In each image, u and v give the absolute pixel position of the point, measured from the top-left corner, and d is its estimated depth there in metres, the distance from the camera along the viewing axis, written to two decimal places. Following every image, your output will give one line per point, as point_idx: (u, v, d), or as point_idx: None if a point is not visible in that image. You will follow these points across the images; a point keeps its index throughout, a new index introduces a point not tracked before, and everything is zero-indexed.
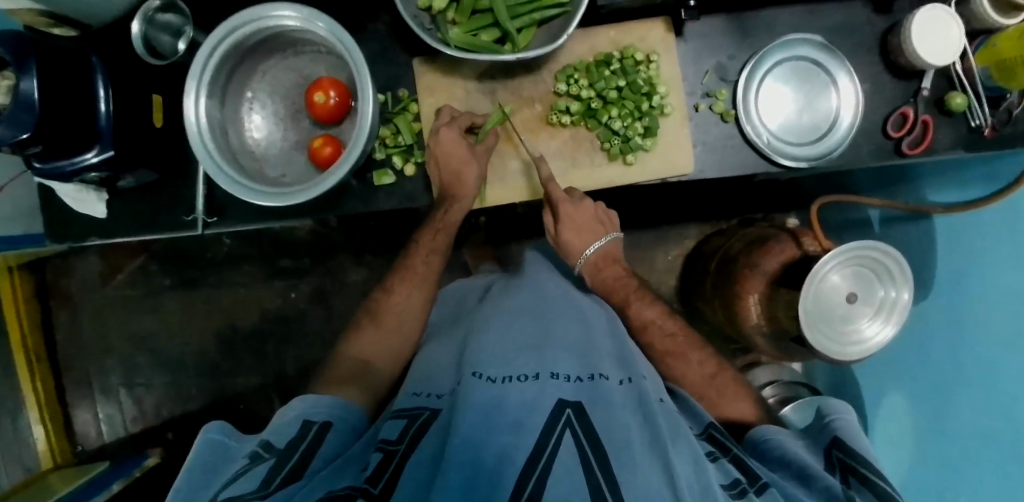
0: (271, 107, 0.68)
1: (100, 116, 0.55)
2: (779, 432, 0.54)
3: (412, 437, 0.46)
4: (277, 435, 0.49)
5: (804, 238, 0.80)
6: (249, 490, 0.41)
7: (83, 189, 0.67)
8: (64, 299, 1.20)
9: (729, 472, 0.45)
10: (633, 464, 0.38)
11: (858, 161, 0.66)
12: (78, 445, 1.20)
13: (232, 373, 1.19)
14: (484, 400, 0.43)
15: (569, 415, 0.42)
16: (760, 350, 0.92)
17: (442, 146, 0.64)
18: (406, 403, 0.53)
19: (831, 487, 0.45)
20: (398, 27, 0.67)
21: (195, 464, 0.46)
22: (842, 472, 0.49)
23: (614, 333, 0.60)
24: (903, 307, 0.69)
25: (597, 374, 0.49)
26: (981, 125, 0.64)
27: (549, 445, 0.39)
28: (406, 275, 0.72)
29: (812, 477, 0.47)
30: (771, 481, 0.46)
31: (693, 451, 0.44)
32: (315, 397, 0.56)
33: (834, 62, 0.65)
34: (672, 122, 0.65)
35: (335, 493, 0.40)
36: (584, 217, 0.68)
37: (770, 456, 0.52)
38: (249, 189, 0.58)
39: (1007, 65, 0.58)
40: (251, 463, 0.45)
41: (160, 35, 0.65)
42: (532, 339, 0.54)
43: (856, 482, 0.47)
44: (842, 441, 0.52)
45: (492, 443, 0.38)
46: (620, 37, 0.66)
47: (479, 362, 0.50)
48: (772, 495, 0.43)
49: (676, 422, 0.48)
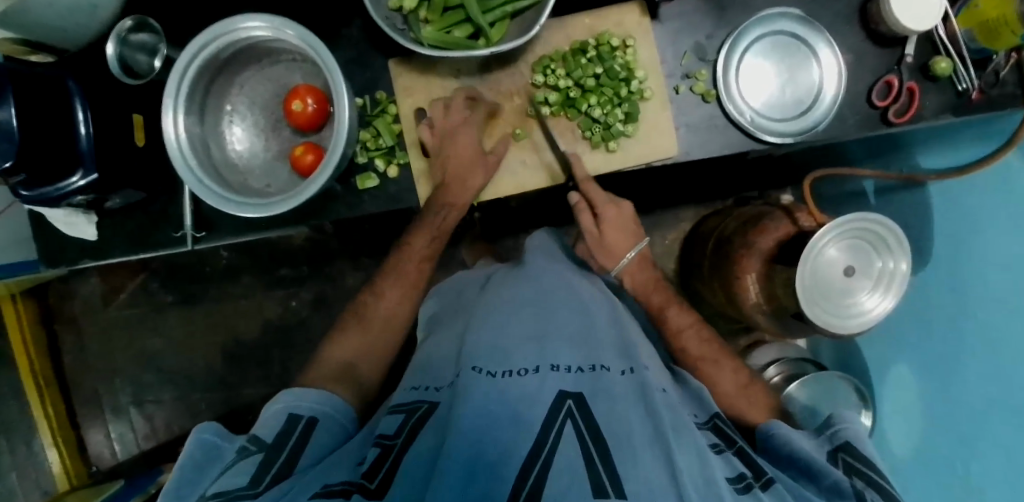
0: (251, 119, 0.68)
1: (81, 139, 0.56)
2: (788, 428, 0.53)
3: (410, 431, 0.46)
4: (262, 429, 0.50)
5: (798, 214, 0.80)
6: (239, 485, 0.41)
7: (73, 213, 0.67)
8: (68, 322, 1.21)
9: (734, 465, 0.44)
10: (635, 459, 0.38)
11: (846, 133, 0.66)
12: (93, 466, 1.22)
13: (239, 385, 1.20)
14: (485, 393, 0.43)
15: (570, 406, 0.42)
16: (761, 328, 0.92)
17: None
18: (403, 398, 0.53)
19: (838, 482, 0.44)
20: (372, 29, 0.67)
21: (183, 463, 0.46)
22: (846, 472, 0.46)
23: (613, 323, 0.59)
24: (902, 276, 0.68)
25: (598, 365, 0.49)
26: (969, 89, 0.63)
27: (549, 440, 0.39)
28: (400, 278, 0.72)
29: (818, 473, 0.45)
30: (777, 477, 0.45)
31: (696, 444, 0.43)
32: (302, 391, 0.56)
33: (813, 34, 0.64)
34: (652, 106, 0.65)
35: (332, 489, 0.39)
36: (623, 222, 0.70)
37: (778, 452, 0.51)
38: (237, 201, 0.58)
39: (991, 27, 0.57)
40: (239, 458, 0.45)
41: (136, 55, 0.66)
42: (531, 331, 0.53)
43: (861, 483, 0.44)
44: (851, 445, 0.49)
45: (493, 438, 0.38)
46: (596, 23, 0.65)
47: (478, 354, 0.50)
48: (778, 490, 0.42)
49: (676, 415, 0.47)
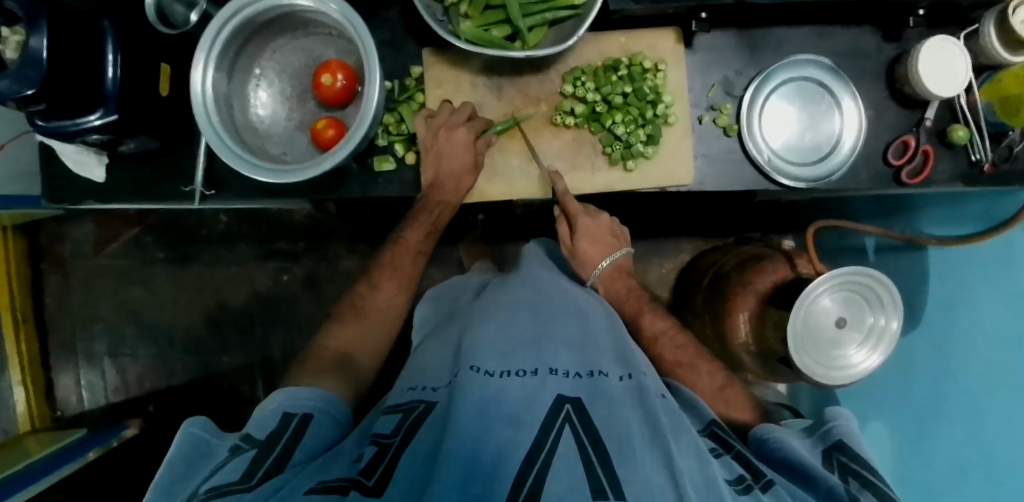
0: (278, 85, 0.68)
1: (107, 80, 0.55)
2: (780, 431, 0.54)
3: (407, 431, 0.45)
4: (255, 427, 0.50)
5: (798, 260, 0.81)
6: (233, 479, 0.41)
7: (83, 151, 0.66)
8: (56, 263, 1.19)
9: (733, 468, 0.45)
10: (634, 459, 0.39)
11: (857, 186, 0.67)
12: (57, 411, 1.19)
13: (218, 351, 1.19)
14: (482, 395, 0.43)
15: (568, 411, 0.42)
16: (746, 368, 0.92)
17: (454, 153, 0.64)
18: (401, 398, 0.54)
19: (835, 489, 0.45)
20: (411, 15, 0.67)
21: (174, 457, 0.47)
22: (843, 474, 0.49)
23: (613, 329, 0.59)
24: (891, 335, 0.69)
25: (597, 370, 0.49)
26: (981, 160, 0.64)
27: (548, 441, 0.39)
28: (401, 270, 0.72)
29: (814, 478, 0.47)
30: (776, 478, 0.46)
31: (694, 447, 0.43)
32: (297, 388, 0.55)
33: (839, 84, 0.65)
34: (674, 132, 0.66)
35: (329, 485, 0.41)
36: (601, 230, 0.71)
37: (772, 456, 0.51)
38: (248, 161, 0.58)
39: (1012, 103, 0.58)
40: (231, 456, 0.45)
41: (174, 5, 0.64)
42: (530, 334, 0.54)
43: (857, 485, 0.47)
44: (845, 444, 0.52)
45: (489, 439, 0.39)
46: (631, 43, 0.66)
47: (476, 357, 0.50)
48: (778, 492, 0.43)
49: (676, 419, 0.47)
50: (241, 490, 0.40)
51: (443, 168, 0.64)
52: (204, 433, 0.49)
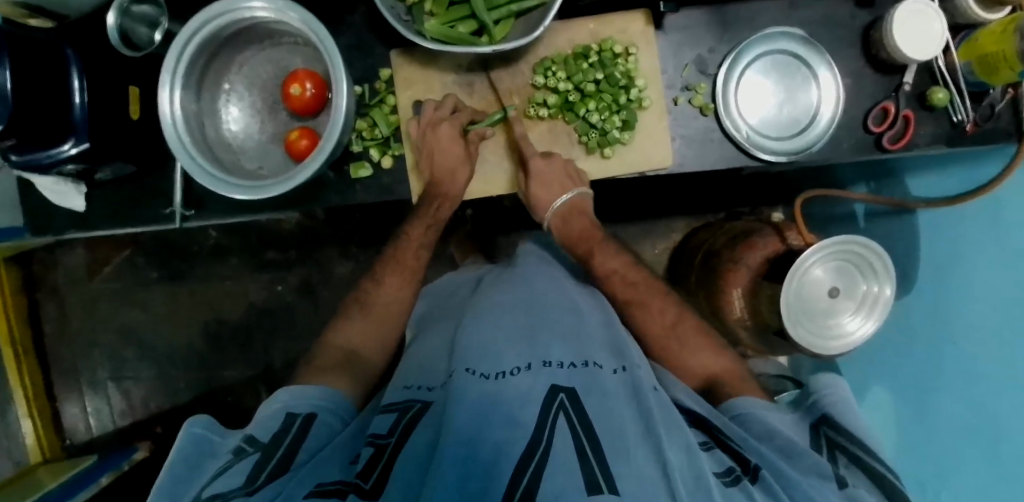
0: (248, 99, 0.68)
1: (75, 108, 0.55)
2: (762, 406, 0.53)
3: (404, 430, 0.45)
4: (259, 429, 0.49)
5: (787, 233, 0.80)
6: (237, 483, 0.41)
7: (60, 182, 0.67)
8: (50, 291, 1.20)
9: (722, 461, 0.45)
10: (627, 454, 0.38)
11: (839, 156, 0.66)
12: (66, 439, 1.20)
13: (220, 366, 1.19)
14: (477, 393, 0.43)
15: (563, 400, 0.43)
16: (744, 344, 0.92)
17: (444, 150, 0.64)
18: (396, 397, 0.53)
19: (819, 463, 0.46)
20: (375, 18, 0.67)
21: (176, 456, 0.47)
22: (828, 447, 0.49)
23: (606, 323, 0.60)
24: (885, 301, 0.68)
25: (591, 362, 0.50)
26: (963, 121, 0.64)
27: (544, 434, 0.39)
28: (403, 275, 0.72)
29: (798, 452, 0.47)
30: (760, 459, 0.46)
31: (687, 440, 0.44)
32: (300, 388, 0.55)
33: (815, 55, 0.64)
34: (650, 116, 0.65)
35: (326, 488, 0.40)
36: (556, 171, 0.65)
37: (753, 432, 0.51)
38: (222, 179, 0.57)
39: (989, 60, 0.57)
40: (236, 459, 0.45)
41: (137, 27, 0.65)
42: (524, 330, 0.54)
43: (844, 460, 0.48)
44: (829, 416, 0.52)
45: (488, 435, 0.39)
46: (599, 29, 0.65)
47: (471, 356, 0.50)
48: (767, 481, 0.43)
49: (670, 412, 0.48)
50: (245, 493, 0.40)
51: (438, 167, 0.65)
52: (208, 433, 0.50)
